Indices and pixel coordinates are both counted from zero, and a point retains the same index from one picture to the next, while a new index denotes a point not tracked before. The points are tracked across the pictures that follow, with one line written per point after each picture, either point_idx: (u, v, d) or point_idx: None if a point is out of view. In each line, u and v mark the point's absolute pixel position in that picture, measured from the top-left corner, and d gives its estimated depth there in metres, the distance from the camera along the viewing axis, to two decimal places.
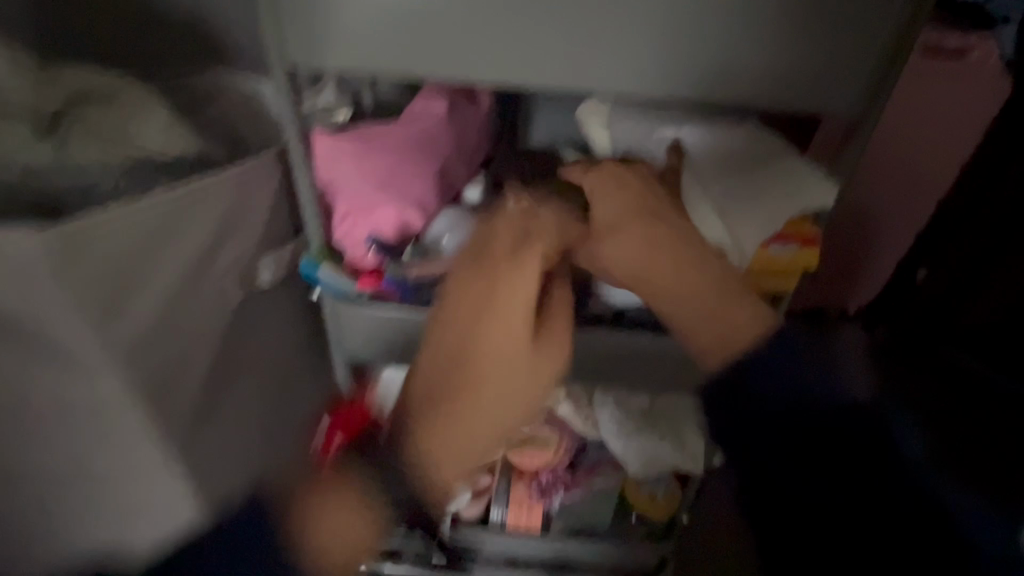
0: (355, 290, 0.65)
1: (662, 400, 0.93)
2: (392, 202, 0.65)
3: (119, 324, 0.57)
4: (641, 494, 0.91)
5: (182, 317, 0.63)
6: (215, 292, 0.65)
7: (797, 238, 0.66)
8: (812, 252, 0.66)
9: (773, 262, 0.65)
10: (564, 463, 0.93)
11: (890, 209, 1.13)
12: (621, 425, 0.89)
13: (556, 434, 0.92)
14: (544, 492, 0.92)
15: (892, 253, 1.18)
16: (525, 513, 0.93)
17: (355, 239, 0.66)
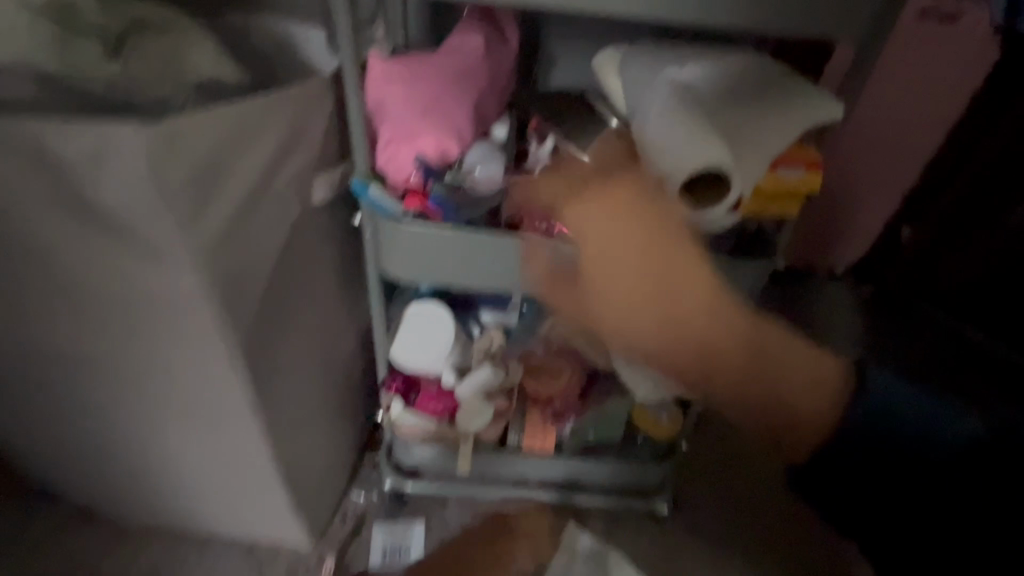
0: (400, 210, 0.71)
1: None
2: (435, 130, 0.70)
3: (205, 223, 0.56)
4: (648, 418, 0.99)
5: (244, 234, 0.61)
6: (277, 208, 0.64)
7: (804, 162, 0.66)
8: (818, 171, 0.66)
9: (781, 185, 0.65)
10: (576, 390, 0.99)
11: (876, 172, 1.21)
12: (631, 353, 0.94)
13: (566, 360, 0.98)
14: (558, 416, 1.00)
15: (873, 212, 1.28)
16: (540, 436, 1.00)
17: (398, 162, 0.70)
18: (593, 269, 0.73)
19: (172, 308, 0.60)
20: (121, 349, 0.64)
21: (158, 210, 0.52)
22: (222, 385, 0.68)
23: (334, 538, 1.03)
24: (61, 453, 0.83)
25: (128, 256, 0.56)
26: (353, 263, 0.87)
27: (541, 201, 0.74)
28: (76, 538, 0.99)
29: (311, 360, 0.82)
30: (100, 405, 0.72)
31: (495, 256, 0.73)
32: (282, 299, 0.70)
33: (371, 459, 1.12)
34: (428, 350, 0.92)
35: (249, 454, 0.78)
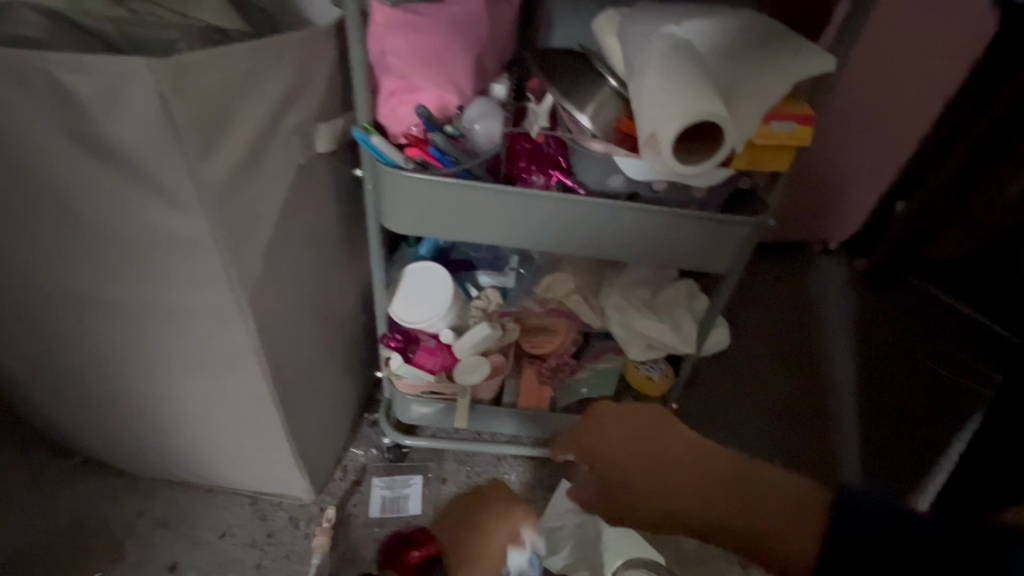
0: (402, 161, 0.73)
1: (665, 293, 1.01)
2: (433, 83, 0.73)
3: (212, 163, 0.56)
4: (639, 375, 1.03)
5: (249, 178, 0.62)
6: (280, 154, 0.65)
7: (796, 116, 0.67)
8: (809, 125, 0.67)
9: (773, 137, 0.67)
10: (570, 351, 1.03)
11: (870, 141, 1.31)
12: (624, 313, 0.98)
13: (563, 321, 1.02)
14: (553, 374, 1.03)
15: (866, 180, 1.39)
16: (536, 391, 1.04)
17: (399, 115, 0.73)
18: (591, 221, 0.77)
19: (181, 248, 0.61)
20: (130, 289, 0.66)
21: (165, 149, 0.53)
22: (230, 327, 0.70)
23: (334, 490, 1.06)
24: (72, 397, 0.85)
25: (136, 193, 0.57)
26: (353, 219, 0.89)
27: (540, 158, 0.78)
28: (85, 484, 1.02)
29: (315, 311, 0.84)
30: (109, 347, 0.74)
31: (494, 206, 0.75)
32: (285, 246, 0.72)
33: (370, 417, 1.15)
34: (427, 307, 0.93)
35: (255, 400, 0.80)
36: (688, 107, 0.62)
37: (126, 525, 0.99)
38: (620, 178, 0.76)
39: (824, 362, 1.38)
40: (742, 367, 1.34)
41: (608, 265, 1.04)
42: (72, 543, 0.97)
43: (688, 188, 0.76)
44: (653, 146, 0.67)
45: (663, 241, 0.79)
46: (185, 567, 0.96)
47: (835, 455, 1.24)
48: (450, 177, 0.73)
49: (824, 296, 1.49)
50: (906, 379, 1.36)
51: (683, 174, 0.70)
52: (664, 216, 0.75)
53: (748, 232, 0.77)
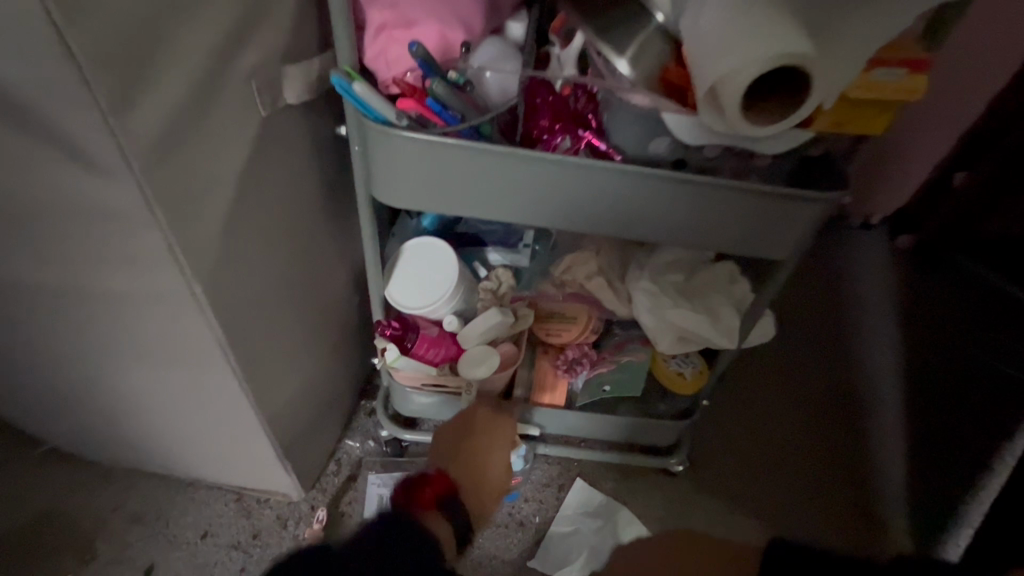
0: (394, 116, 0.58)
1: (702, 275, 0.87)
2: (435, 15, 0.59)
3: (138, 117, 0.43)
4: (669, 371, 0.91)
5: (193, 136, 0.49)
6: (234, 107, 0.52)
7: (908, 61, 0.53)
8: (922, 76, 0.53)
9: (874, 90, 0.53)
10: (590, 341, 0.91)
11: (937, 97, 1.15)
12: (658, 302, 0.83)
13: (584, 308, 0.89)
14: (570, 367, 0.90)
15: (928, 146, 1.21)
16: (552, 385, 0.93)
17: (390, 56, 0.59)
18: (625, 194, 0.62)
19: (114, 226, 0.49)
20: (62, 274, 0.54)
21: (65, 95, 0.40)
22: (186, 321, 0.59)
23: (327, 487, 0.97)
24: (25, 390, 0.76)
25: (46, 158, 0.45)
26: (338, 186, 0.76)
27: (565, 115, 0.63)
28: (57, 475, 0.95)
29: (293, 295, 0.72)
30: (52, 337, 0.63)
31: (508, 173, 0.61)
32: (250, 221, 0.59)
33: (367, 406, 1.05)
34: (427, 291, 0.81)
35: (225, 399, 0.70)
36: (762, 51, 0.47)
37: (99, 520, 0.91)
38: (664, 142, 0.61)
39: (865, 347, 1.24)
40: (770, 353, 1.21)
41: (636, 243, 0.90)
42: (40, 542, 0.90)
43: (749, 155, 0.61)
44: (713, 102, 0.52)
45: (714, 222, 0.64)
46: (163, 570, 0.88)
47: (875, 450, 1.11)
48: (453, 136, 0.59)
49: (865, 274, 1.34)
50: (946, 375, 1.19)
51: (746, 137, 0.55)
52: (717, 190, 0.61)
53: (822, 212, 0.62)
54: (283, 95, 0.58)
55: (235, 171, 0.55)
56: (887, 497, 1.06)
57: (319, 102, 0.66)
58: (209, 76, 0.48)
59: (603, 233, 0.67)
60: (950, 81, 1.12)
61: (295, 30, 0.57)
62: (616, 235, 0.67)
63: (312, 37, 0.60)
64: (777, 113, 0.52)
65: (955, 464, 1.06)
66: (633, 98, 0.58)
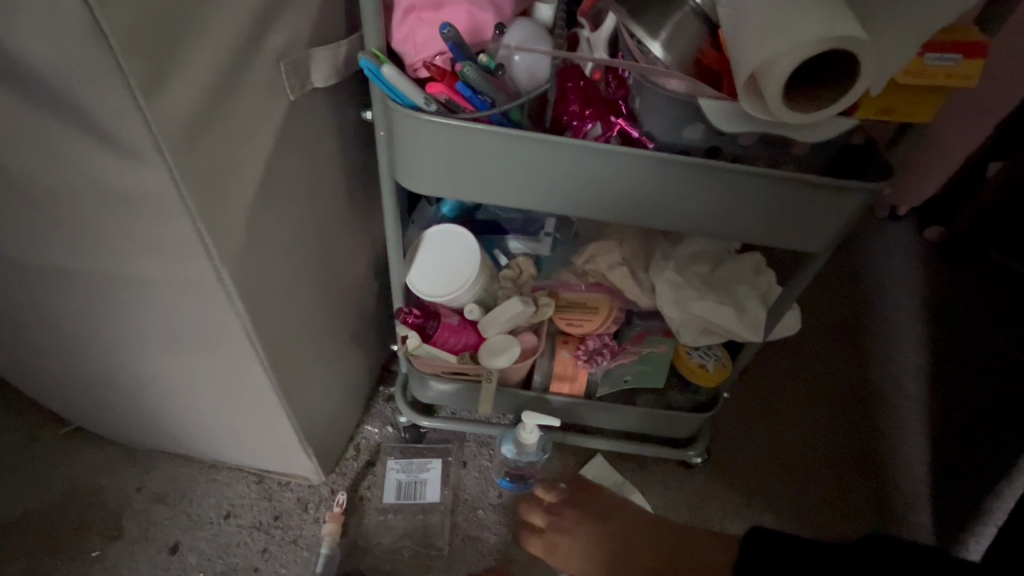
0: (423, 101, 0.57)
1: (727, 266, 0.85)
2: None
3: (168, 103, 0.43)
4: (691, 363, 0.89)
5: (221, 120, 0.48)
6: (261, 93, 0.51)
7: (961, 45, 0.51)
8: (978, 60, 0.51)
9: (925, 76, 0.51)
10: (611, 331, 0.89)
11: (983, 87, 1.09)
12: (682, 293, 0.82)
13: (605, 298, 0.87)
14: (590, 358, 0.89)
15: (972, 135, 1.16)
16: (571, 375, 0.91)
17: (419, 39, 0.58)
18: (656, 182, 0.60)
19: (143, 210, 0.49)
20: (91, 258, 0.55)
21: (97, 79, 0.40)
22: (213, 306, 0.59)
23: (346, 471, 0.98)
24: (54, 372, 0.78)
25: (77, 141, 0.44)
26: (361, 173, 0.75)
27: (596, 100, 0.62)
28: (85, 453, 0.97)
29: (317, 281, 0.72)
30: (81, 321, 0.64)
31: (536, 159, 0.60)
32: (276, 207, 0.59)
33: (385, 392, 1.06)
34: (449, 278, 0.80)
35: (249, 384, 0.70)
36: (809, 34, 0.45)
37: (125, 499, 0.93)
38: (698, 129, 0.59)
39: (890, 340, 1.21)
40: (793, 347, 1.20)
41: (661, 233, 0.89)
42: (67, 519, 0.92)
43: (788, 143, 0.59)
44: (754, 89, 0.50)
45: (750, 211, 0.62)
46: (187, 549, 0.90)
47: (899, 446, 1.09)
48: (482, 122, 0.58)
49: (889, 265, 1.31)
50: (977, 370, 1.17)
51: (787, 125, 0.53)
52: (753, 179, 0.59)
53: (861, 204, 0.60)
54: (309, 79, 0.57)
55: (262, 156, 0.54)
56: (911, 494, 1.04)
57: (344, 86, 0.65)
58: (237, 58, 0.48)
59: (632, 222, 0.65)
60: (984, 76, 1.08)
61: (321, 12, 0.56)
62: (645, 225, 0.66)
63: (338, 20, 0.59)
64: (825, 99, 0.49)
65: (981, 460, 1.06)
66: (668, 83, 0.55)
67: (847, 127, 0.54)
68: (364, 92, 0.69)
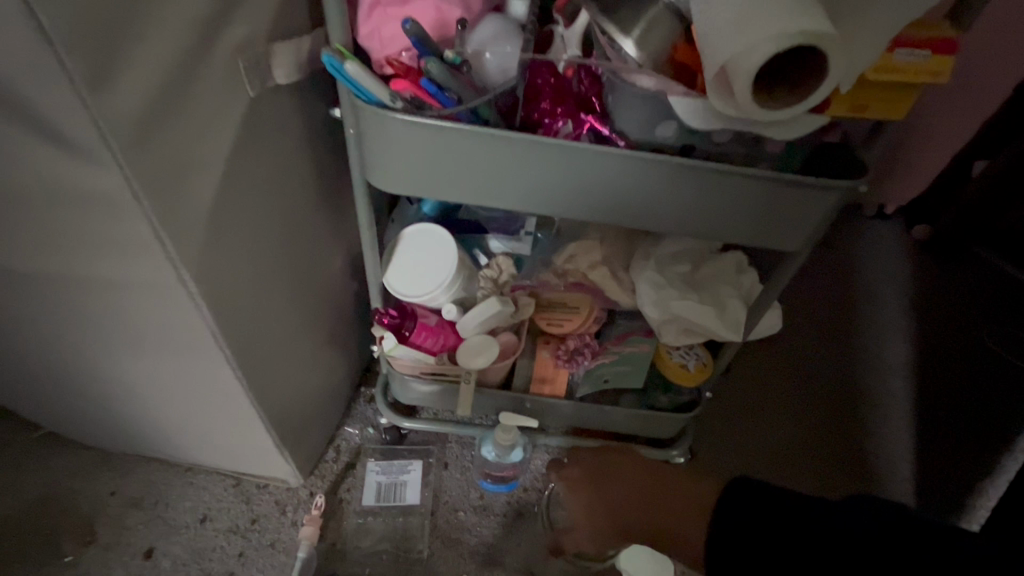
0: (389, 98, 0.56)
1: (707, 266, 0.84)
2: None
3: (116, 100, 0.41)
4: (672, 364, 0.89)
5: (175, 118, 0.47)
6: (217, 89, 0.50)
7: (932, 42, 0.50)
8: (948, 58, 0.50)
9: (894, 72, 0.50)
10: (592, 331, 0.89)
11: (967, 83, 1.10)
12: (662, 293, 0.81)
13: (586, 298, 0.87)
14: (571, 358, 0.88)
15: (957, 133, 1.16)
16: (552, 376, 0.91)
17: (384, 34, 0.57)
18: (630, 179, 0.59)
19: (95, 209, 0.48)
20: (46, 260, 0.53)
21: (38, 75, 0.38)
22: (175, 307, 0.57)
23: (325, 474, 0.97)
24: (19, 375, 0.76)
25: (21, 139, 0.43)
26: (333, 172, 0.74)
27: (568, 98, 0.61)
28: (58, 458, 0.96)
29: (288, 282, 0.71)
30: (41, 325, 0.63)
31: (507, 157, 0.59)
32: (241, 206, 0.58)
33: (366, 393, 1.05)
34: (426, 278, 0.79)
35: (219, 386, 0.69)
36: (777, 27, 0.44)
37: (98, 504, 0.92)
38: (670, 126, 0.58)
39: (876, 340, 1.21)
40: (777, 346, 1.19)
41: (640, 232, 0.88)
42: (37, 526, 0.90)
43: (762, 140, 0.58)
44: (723, 85, 0.49)
45: (727, 209, 0.61)
46: (162, 554, 0.89)
47: (884, 445, 1.09)
48: (450, 119, 0.57)
49: (876, 264, 1.31)
50: (960, 367, 1.18)
51: (759, 123, 0.52)
52: (728, 176, 0.58)
53: (835, 203, 0.60)
54: (272, 76, 0.55)
55: (223, 156, 0.53)
56: (896, 492, 1.04)
57: (310, 85, 0.64)
58: (191, 53, 0.46)
59: (607, 220, 0.64)
60: (969, 75, 1.09)
61: (282, 8, 0.55)
62: (620, 223, 0.65)
63: (301, 16, 0.57)
64: (795, 95, 0.49)
65: (962, 459, 1.07)
66: (638, 79, 0.54)
67: (820, 124, 0.53)
68: (332, 89, 0.68)
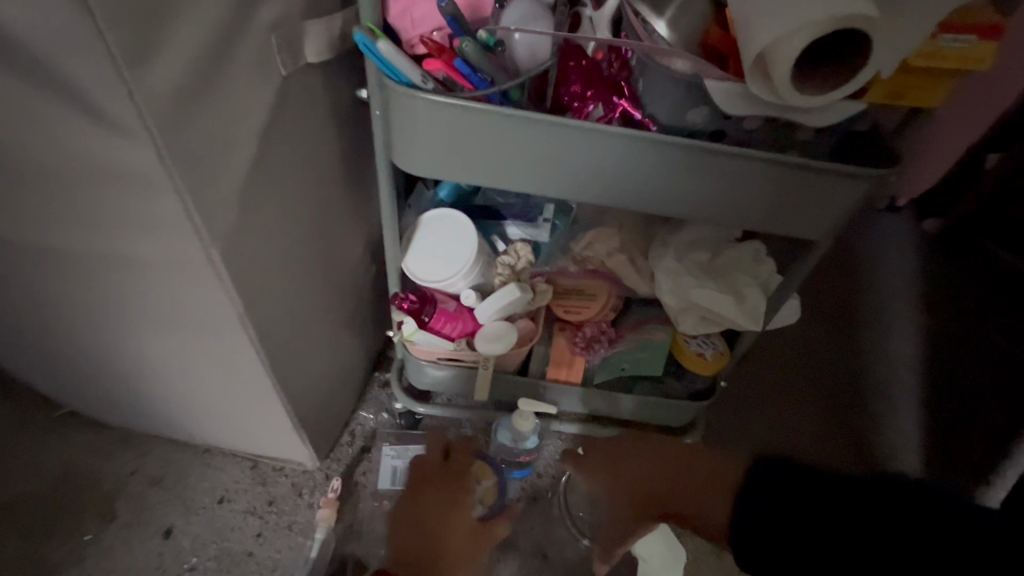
0: (420, 79, 0.56)
1: (727, 255, 0.83)
2: None
3: (154, 76, 0.41)
4: (690, 353, 0.88)
5: (209, 96, 0.46)
6: (251, 67, 0.49)
7: (978, 27, 0.50)
8: (992, 45, 0.50)
9: (938, 57, 0.50)
10: (608, 318, 0.89)
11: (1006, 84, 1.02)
12: (682, 280, 0.80)
13: (604, 285, 0.87)
14: (588, 345, 0.88)
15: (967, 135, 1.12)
16: (567, 363, 0.91)
17: (416, 14, 0.56)
18: (658, 163, 0.59)
19: (128, 186, 0.47)
20: (77, 237, 0.53)
21: (77, 46, 0.38)
22: (203, 287, 0.57)
23: (340, 457, 0.97)
24: (42, 354, 0.77)
25: (58, 114, 0.42)
26: (356, 154, 0.73)
27: (598, 81, 0.60)
28: (75, 437, 0.96)
29: (310, 264, 0.71)
30: (68, 302, 0.63)
31: (536, 140, 0.58)
32: (268, 187, 0.57)
33: (380, 378, 1.05)
34: (447, 262, 0.79)
35: (241, 368, 0.69)
36: (820, 10, 0.43)
37: (117, 483, 0.93)
38: (702, 112, 0.57)
39: (885, 332, 1.21)
40: (791, 339, 1.19)
41: (660, 220, 0.87)
42: (58, 504, 0.91)
43: (793, 126, 0.57)
44: (761, 70, 0.49)
45: (754, 196, 0.61)
46: (180, 533, 0.90)
47: (891, 436, 1.09)
48: (481, 101, 0.56)
49: (886, 257, 1.30)
50: (968, 361, 1.18)
51: (795, 108, 0.52)
52: (757, 163, 0.57)
53: (863, 192, 0.59)
54: (302, 54, 0.55)
55: (254, 136, 0.53)
56: None
57: (338, 64, 0.63)
58: (226, 29, 0.46)
59: (632, 206, 0.64)
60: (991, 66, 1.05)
61: None
62: (645, 211, 0.65)
63: None
64: (834, 80, 0.48)
65: (974, 455, 1.07)
66: (673, 62, 0.53)
67: (856, 111, 0.52)
68: (358, 68, 0.68)
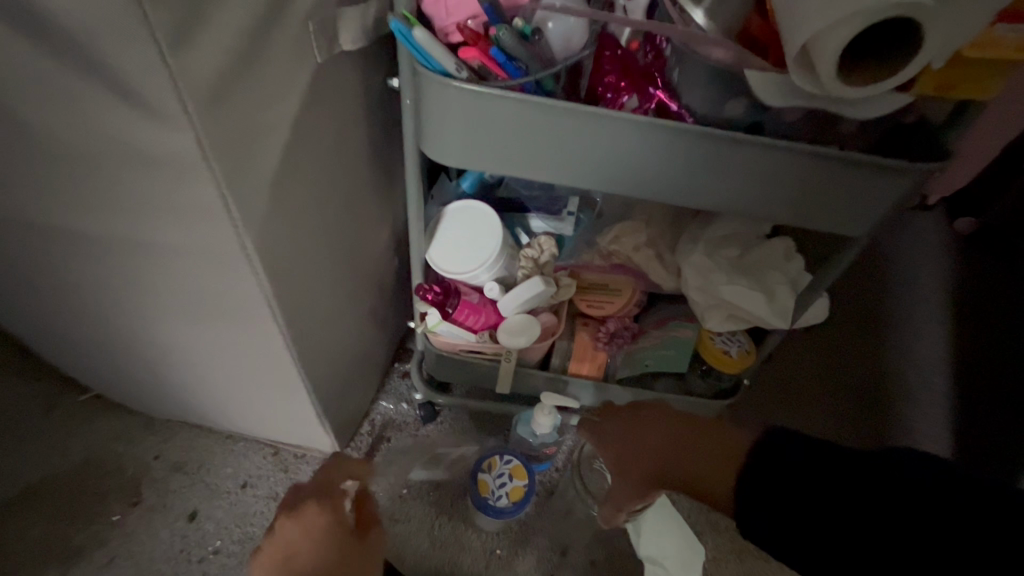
0: (453, 68, 0.55)
1: (758, 251, 0.81)
2: None
3: (193, 62, 0.41)
4: (715, 349, 0.87)
5: (246, 82, 0.46)
6: (286, 53, 0.49)
7: None
8: None
9: (990, 48, 0.49)
10: (632, 313, 0.89)
11: None
12: (709, 276, 0.79)
13: (629, 281, 0.87)
14: (611, 340, 0.88)
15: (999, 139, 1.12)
16: (589, 358, 0.89)
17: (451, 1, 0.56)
18: (692, 154, 0.58)
19: (167, 174, 0.48)
20: (114, 224, 0.54)
21: (121, 32, 0.38)
22: (235, 275, 0.58)
23: (360, 446, 0.98)
24: (72, 338, 0.78)
25: (101, 100, 0.43)
26: (384, 143, 0.73)
27: (633, 73, 0.60)
28: (103, 421, 0.98)
29: (337, 253, 0.71)
30: (102, 287, 0.64)
31: (568, 129, 0.57)
32: (300, 176, 0.57)
33: (399, 368, 1.06)
34: (471, 254, 0.78)
35: (266, 355, 0.70)
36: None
37: (143, 467, 0.95)
38: (740, 104, 0.56)
39: (913, 333, 1.17)
40: (818, 338, 1.16)
41: (688, 215, 0.86)
42: (87, 486, 0.93)
43: (836, 120, 0.56)
44: (804, 61, 0.48)
45: (789, 188, 0.59)
46: (204, 517, 0.91)
47: (920, 439, 1.07)
48: (515, 91, 0.55)
49: (917, 258, 1.26)
50: (1000, 365, 1.15)
51: (839, 101, 0.51)
52: (795, 155, 0.56)
53: (908, 185, 0.57)
54: (338, 40, 0.55)
55: (287, 123, 0.53)
56: None
57: (370, 52, 0.63)
58: (265, 15, 0.46)
59: (663, 198, 0.63)
60: None
61: None
62: (675, 203, 0.63)
63: None
64: (879, 73, 0.47)
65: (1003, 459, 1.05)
66: (712, 53, 0.52)
67: (900, 103, 0.51)
68: (389, 56, 0.67)
